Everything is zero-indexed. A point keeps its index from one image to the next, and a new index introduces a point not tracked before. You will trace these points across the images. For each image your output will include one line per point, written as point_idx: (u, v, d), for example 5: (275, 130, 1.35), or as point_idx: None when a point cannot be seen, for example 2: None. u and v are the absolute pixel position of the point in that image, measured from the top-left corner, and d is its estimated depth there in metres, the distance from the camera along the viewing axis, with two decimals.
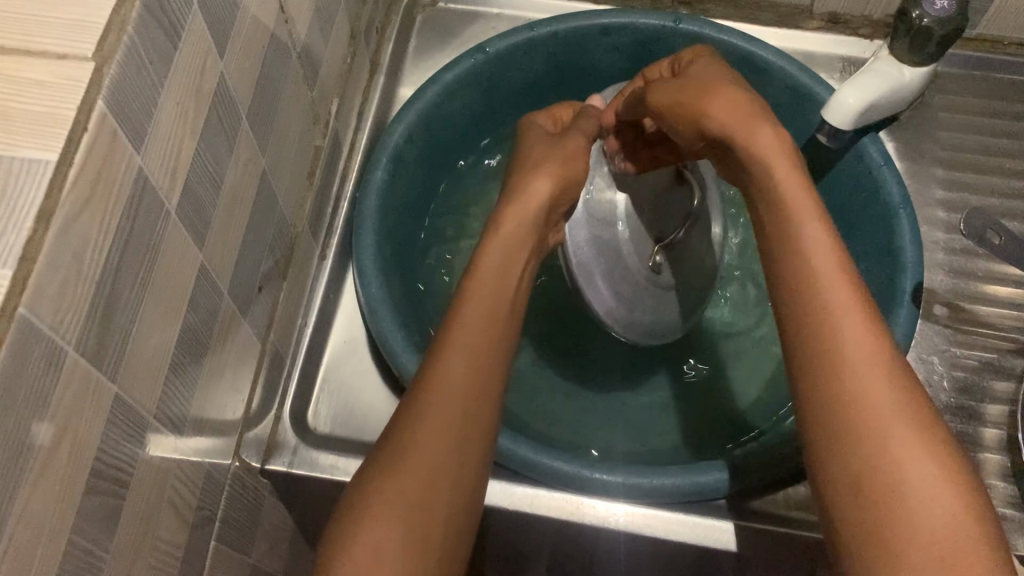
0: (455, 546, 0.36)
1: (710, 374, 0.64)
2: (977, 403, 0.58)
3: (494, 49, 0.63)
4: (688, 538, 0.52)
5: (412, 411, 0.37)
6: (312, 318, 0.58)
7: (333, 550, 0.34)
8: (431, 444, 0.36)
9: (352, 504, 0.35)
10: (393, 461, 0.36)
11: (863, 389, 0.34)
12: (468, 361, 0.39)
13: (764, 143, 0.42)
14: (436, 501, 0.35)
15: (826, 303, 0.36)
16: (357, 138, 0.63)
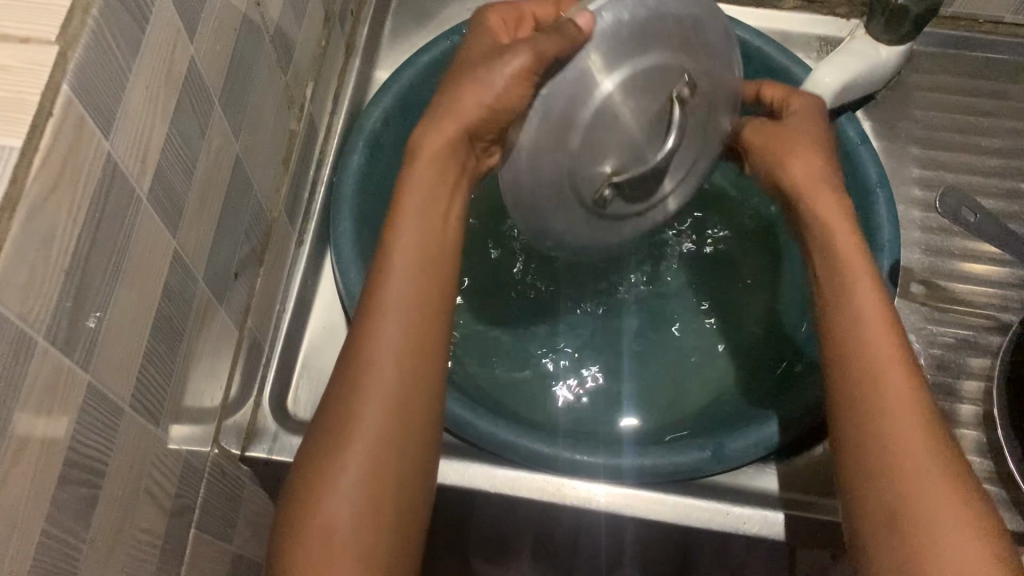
0: (413, 506, 0.38)
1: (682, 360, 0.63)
2: (954, 381, 0.59)
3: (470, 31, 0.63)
4: (669, 518, 0.53)
5: (348, 391, 0.37)
6: (290, 304, 0.57)
7: (296, 521, 0.36)
8: (373, 426, 0.36)
9: (311, 471, 0.37)
10: (335, 446, 0.36)
11: (912, 425, 0.38)
12: (400, 329, 0.38)
13: (800, 171, 0.47)
14: (391, 478, 0.37)
15: (895, 399, 0.38)
16: (333, 123, 0.62)
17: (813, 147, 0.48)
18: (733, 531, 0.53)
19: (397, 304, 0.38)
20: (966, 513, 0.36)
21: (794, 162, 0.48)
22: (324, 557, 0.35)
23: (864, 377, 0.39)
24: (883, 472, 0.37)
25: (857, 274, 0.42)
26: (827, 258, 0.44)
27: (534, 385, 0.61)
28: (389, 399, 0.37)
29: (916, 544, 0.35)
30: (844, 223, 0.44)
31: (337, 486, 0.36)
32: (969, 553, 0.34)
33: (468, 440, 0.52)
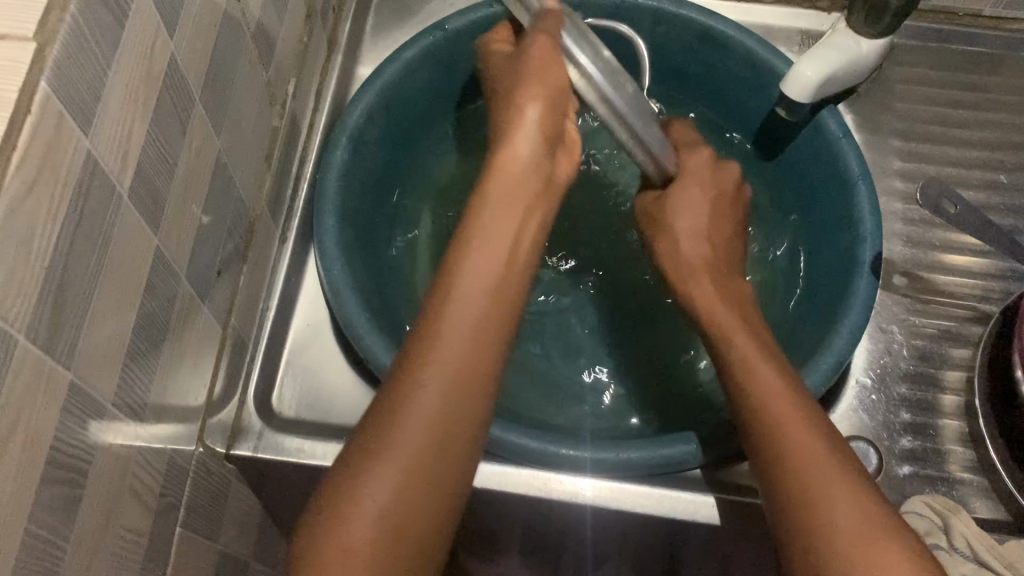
0: (457, 491, 0.36)
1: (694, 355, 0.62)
2: (936, 370, 0.59)
3: (453, 26, 0.63)
4: (655, 511, 0.53)
5: (415, 362, 0.37)
6: (274, 301, 0.57)
7: (332, 513, 0.34)
8: (434, 396, 0.36)
9: (354, 458, 0.35)
10: (393, 415, 0.35)
11: (790, 415, 0.41)
12: (478, 313, 0.38)
13: (684, 227, 0.55)
14: (439, 456, 0.35)
15: (773, 401, 0.42)
16: (315, 119, 0.62)
17: (704, 225, 0.55)
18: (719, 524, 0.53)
19: (474, 292, 0.39)
20: (844, 476, 0.38)
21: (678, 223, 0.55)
22: (369, 523, 0.33)
23: (746, 389, 0.43)
24: (767, 457, 0.40)
25: (732, 327, 0.47)
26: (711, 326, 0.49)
27: (527, 379, 0.61)
28: (451, 374, 0.36)
29: (805, 506, 0.37)
30: (718, 298, 0.51)
31: (391, 452, 0.35)
32: (849, 506, 0.36)
33: None
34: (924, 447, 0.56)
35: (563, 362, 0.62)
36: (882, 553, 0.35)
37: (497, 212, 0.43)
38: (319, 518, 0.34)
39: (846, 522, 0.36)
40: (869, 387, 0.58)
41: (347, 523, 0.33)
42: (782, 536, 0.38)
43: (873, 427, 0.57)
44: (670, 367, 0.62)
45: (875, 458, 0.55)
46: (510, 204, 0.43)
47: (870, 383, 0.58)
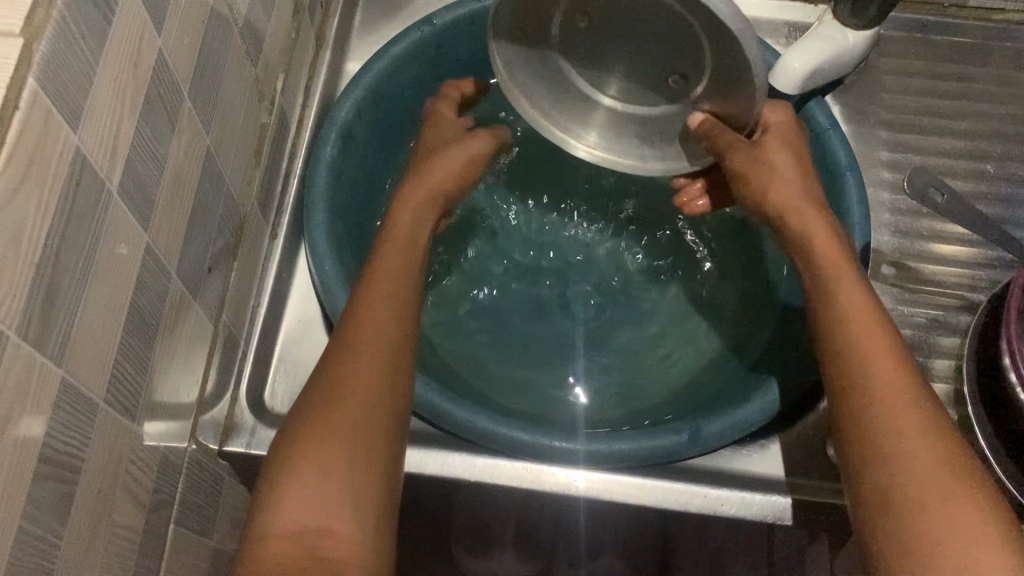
0: (397, 460, 0.38)
1: (663, 352, 0.63)
2: (925, 359, 0.60)
3: (441, 22, 0.63)
4: (647, 501, 0.53)
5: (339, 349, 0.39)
6: (265, 298, 0.57)
7: (274, 492, 0.36)
8: (364, 370, 0.38)
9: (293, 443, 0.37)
10: (324, 395, 0.37)
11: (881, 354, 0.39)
12: (395, 299, 0.41)
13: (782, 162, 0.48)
14: (377, 424, 0.37)
15: (862, 331, 0.40)
16: (304, 115, 0.62)
17: (801, 163, 0.49)
18: (711, 513, 0.54)
19: (387, 278, 0.42)
20: (919, 416, 0.37)
21: (777, 161, 0.48)
22: (316, 495, 0.35)
23: (834, 319, 0.42)
24: (850, 390, 0.39)
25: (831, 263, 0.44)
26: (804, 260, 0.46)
27: (512, 372, 0.61)
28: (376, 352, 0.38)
29: (878, 444, 0.37)
30: (814, 213, 0.46)
31: (332, 425, 0.36)
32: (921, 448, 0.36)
33: (449, 430, 0.52)
34: None
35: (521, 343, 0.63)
36: (951, 502, 0.34)
37: (405, 232, 0.46)
38: (271, 503, 0.35)
39: (917, 467, 0.35)
40: None
41: (301, 499, 0.35)
42: (855, 463, 0.38)
43: None
44: (646, 361, 0.63)
45: None
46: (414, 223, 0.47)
47: None
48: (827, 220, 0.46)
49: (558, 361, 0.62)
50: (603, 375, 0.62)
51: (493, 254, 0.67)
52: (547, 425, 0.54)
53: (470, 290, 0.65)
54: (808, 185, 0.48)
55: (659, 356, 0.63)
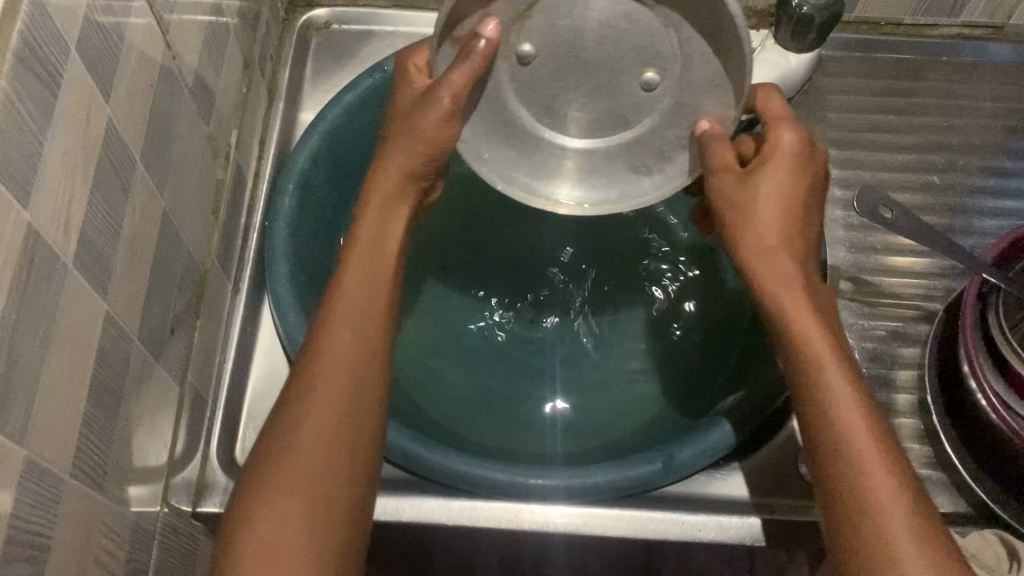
0: (360, 524, 0.39)
1: (626, 384, 0.63)
2: (889, 371, 0.60)
3: (391, 67, 0.64)
4: (627, 533, 0.53)
5: (291, 411, 0.39)
6: (231, 354, 0.57)
7: (238, 526, 0.37)
8: (311, 446, 0.38)
9: (255, 480, 0.38)
10: (287, 443, 0.38)
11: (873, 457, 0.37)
12: (347, 355, 0.40)
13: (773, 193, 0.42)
14: (341, 491, 0.38)
15: (856, 443, 0.37)
16: (260, 168, 0.62)
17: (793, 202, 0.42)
18: (693, 541, 0.54)
19: (346, 322, 0.41)
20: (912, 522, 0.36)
21: (760, 197, 0.42)
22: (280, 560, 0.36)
23: (818, 404, 0.39)
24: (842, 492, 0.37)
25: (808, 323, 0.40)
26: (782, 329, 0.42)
27: (482, 409, 0.62)
28: (329, 417, 0.38)
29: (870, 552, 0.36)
30: (789, 272, 0.41)
31: (287, 495, 0.37)
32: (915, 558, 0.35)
33: (420, 474, 0.52)
34: None
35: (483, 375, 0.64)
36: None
37: (364, 250, 0.44)
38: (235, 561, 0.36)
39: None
40: None
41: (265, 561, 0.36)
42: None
43: None
44: (608, 389, 0.63)
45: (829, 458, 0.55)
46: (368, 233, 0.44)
47: None
48: (797, 284, 0.41)
49: (521, 394, 0.63)
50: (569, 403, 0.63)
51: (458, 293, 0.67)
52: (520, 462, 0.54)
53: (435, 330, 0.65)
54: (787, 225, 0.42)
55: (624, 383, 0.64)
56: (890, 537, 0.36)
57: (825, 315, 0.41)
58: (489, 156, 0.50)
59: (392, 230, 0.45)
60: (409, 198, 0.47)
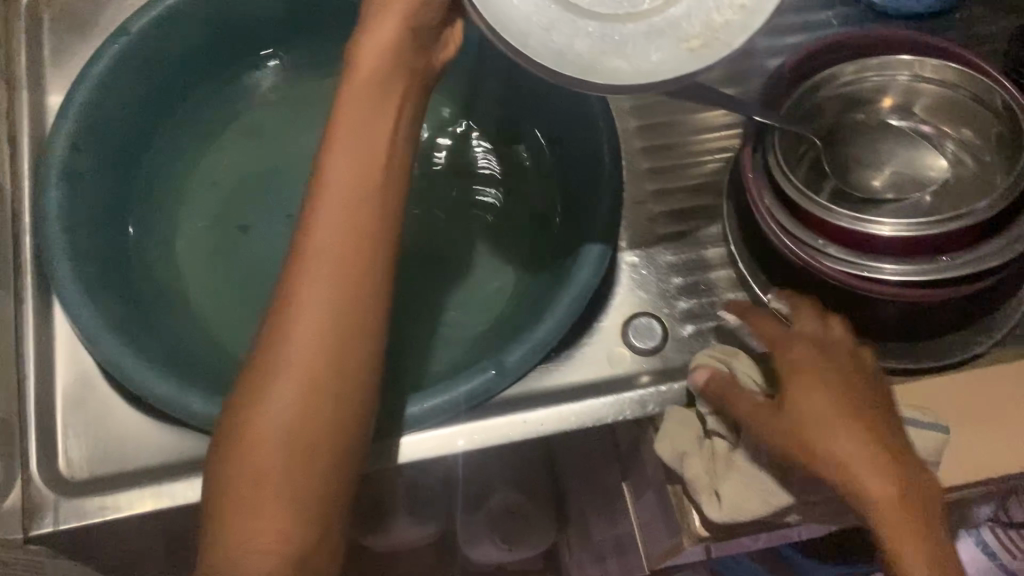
0: (341, 491, 0.41)
1: (447, 321, 0.63)
2: (695, 228, 0.61)
3: (135, 29, 0.60)
4: (478, 445, 0.54)
5: (266, 376, 0.40)
6: (29, 368, 0.55)
7: (220, 466, 0.40)
8: (286, 409, 0.39)
9: (234, 432, 0.40)
10: (260, 404, 0.40)
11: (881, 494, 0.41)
12: (314, 325, 0.40)
13: (812, 397, 0.44)
14: (312, 472, 0.39)
15: (843, 443, 0.42)
16: (16, 166, 0.58)
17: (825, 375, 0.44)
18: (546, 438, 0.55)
19: (314, 289, 0.40)
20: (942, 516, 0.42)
21: (795, 403, 0.44)
22: (263, 538, 0.38)
23: (835, 461, 0.42)
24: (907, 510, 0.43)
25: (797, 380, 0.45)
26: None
27: None
28: (290, 404, 0.39)
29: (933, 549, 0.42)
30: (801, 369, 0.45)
31: (252, 483, 0.39)
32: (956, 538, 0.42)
33: None
34: (700, 304, 0.59)
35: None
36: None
37: (349, 177, 0.42)
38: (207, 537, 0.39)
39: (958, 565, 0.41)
40: (638, 265, 0.60)
41: (233, 540, 0.38)
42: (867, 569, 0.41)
43: (652, 300, 0.59)
44: (426, 322, 0.62)
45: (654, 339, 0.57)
46: (341, 160, 0.42)
47: (638, 261, 0.60)
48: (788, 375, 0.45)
49: None
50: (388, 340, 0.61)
51: (269, 248, 0.66)
52: None
53: (250, 291, 0.63)
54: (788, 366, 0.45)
55: (448, 316, 0.63)
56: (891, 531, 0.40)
57: (818, 354, 0.45)
58: (503, 30, 0.44)
59: (397, 137, 0.44)
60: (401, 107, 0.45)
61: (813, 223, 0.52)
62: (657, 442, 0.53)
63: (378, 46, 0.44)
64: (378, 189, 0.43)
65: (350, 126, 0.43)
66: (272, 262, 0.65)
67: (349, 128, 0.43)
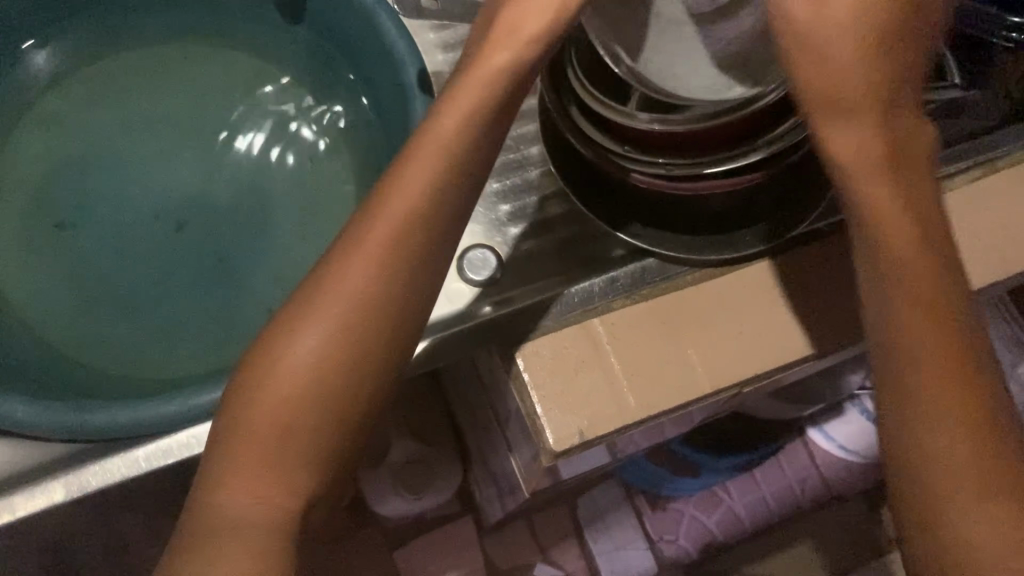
0: (338, 453, 0.41)
1: (271, 289, 0.65)
2: (518, 154, 0.61)
3: None
4: None
5: (295, 323, 0.41)
6: None
7: (235, 397, 0.41)
8: (302, 361, 0.40)
9: (251, 370, 0.41)
10: (282, 347, 0.41)
11: (919, 389, 0.41)
12: (348, 297, 0.41)
13: (935, 366, 0.40)
14: (314, 432, 0.41)
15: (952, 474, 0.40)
16: None
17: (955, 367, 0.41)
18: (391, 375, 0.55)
19: (365, 267, 0.41)
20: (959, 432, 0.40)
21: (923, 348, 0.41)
22: (245, 492, 0.40)
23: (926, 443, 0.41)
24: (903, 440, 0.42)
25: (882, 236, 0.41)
26: (416, 188, 0.41)
27: (141, 353, 0.62)
28: (312, 362, 0.40)
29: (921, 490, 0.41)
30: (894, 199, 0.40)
31: (258, 432, 0.40)
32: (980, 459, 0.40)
33: (78, 439, 0.51)
34: (533, 227, 0.59)
35: (155, 296, 0.64)
36: (992, 521, 0.40)
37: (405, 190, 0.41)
38: (207, 461, 0.41)
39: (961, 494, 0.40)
40: None
41: (230, 473, 0.40)
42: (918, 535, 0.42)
43: (484, 231, 0.59)
44: (246, 294, 0.65)
45: (492, 273, 0.58)
46: (431, 153, 0.42)
47: None
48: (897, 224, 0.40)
49: (168, 319, 0.64)
50: (211, 317, 0.64)
51: (92, 239, 0.66)
52: (167, 394, 0.53)
53: (76, 287, 0.64)
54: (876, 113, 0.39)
55: (276, 286, 0.65)
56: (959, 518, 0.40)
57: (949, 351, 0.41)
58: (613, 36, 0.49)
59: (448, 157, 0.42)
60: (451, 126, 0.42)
61: (634, 138, 0.52)
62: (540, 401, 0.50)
63: (478, 84, 0.42)
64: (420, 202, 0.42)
65: (428, 149, 0.42)
66: (97, 252, 0.65)
67: (430, 159, 0.42)
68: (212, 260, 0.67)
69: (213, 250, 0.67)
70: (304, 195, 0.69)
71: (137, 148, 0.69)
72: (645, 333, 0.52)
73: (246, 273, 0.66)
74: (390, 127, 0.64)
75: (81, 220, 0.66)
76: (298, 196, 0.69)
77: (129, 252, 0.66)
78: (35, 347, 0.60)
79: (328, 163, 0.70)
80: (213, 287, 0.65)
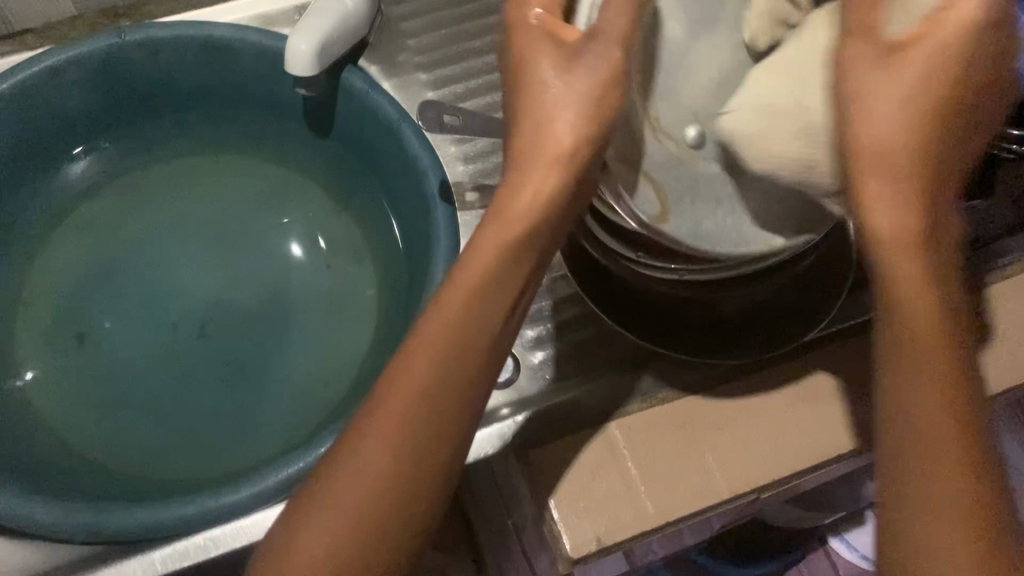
0: None
1: (299, 406, 0.66)
2: None
3: None
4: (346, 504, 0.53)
5: (323, 488, 0.42)
6: None
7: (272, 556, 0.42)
8: (324, 529, 0.40)
9: (285, 525, 0.42)
10: (311, 511, 0.41)
11: (922, 380, 0.39)
12: (375, 461, 0.41)
13: (928, 343, 0.38)
14: None
15: (931, 474, 0.39)
16: None
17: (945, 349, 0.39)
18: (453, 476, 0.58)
19: (377, 424, 0.41)
20: (953, 475, 0.39)
21: (919, 327, 0.38)
22: None
23: (917, 433, 0.39)
24: (902, 446, 0.40)
25: (904, 254, 0.37)
26: (468, 329, 0.42)
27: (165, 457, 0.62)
28: (337, 528, 0.40)
29: (919, 515, 0.40)
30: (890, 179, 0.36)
31: None
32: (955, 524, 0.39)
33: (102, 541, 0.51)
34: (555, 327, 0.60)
35: (183, 401, 0.66)
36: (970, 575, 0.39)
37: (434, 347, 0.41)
38: None
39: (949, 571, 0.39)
40: None
41: None
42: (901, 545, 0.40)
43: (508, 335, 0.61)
44: (272, 403, 0.66)
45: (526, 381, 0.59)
46: (452, 315, 0.42)
47: None
48: (909, 243, 0.36)
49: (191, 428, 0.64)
50: (237, 428, 0.64)
51: (117, 347, 0.67)
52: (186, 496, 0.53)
53: (102, 394, 0.65)
54: (919, 105, 0.36)
55: (299, 394, 0.66)
56: (934, 535, 0.39)
57: (947, 329, 0.39)
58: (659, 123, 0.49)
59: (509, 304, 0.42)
60: (519, 269, 0.42)
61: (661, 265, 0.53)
62: (573, 504, 0.50)
63: (495, 240, 0.41)
64: (460, 348, 0.42)
65: (461, 301, 0.42)
66: (127, 356, 0.67)
67: (470, 302, 0.42)
68: (235, 366, 0.67)
69: (238, 360, 0.68)
70: (332, 299, 0.71)
71: (163, 257, 0.71)
72: (668, 450, 0.52)
73: (274, 386, 0.67)
74: (412, 232, 0.66)
75: (103, 330, 0.68)
76: (330, 302, 0.71)
77: (155, 362, 0.67)
78: (59, 451, 0.61)
79: (359, 266, 0.72)
80: (238, 394, 0.66)
